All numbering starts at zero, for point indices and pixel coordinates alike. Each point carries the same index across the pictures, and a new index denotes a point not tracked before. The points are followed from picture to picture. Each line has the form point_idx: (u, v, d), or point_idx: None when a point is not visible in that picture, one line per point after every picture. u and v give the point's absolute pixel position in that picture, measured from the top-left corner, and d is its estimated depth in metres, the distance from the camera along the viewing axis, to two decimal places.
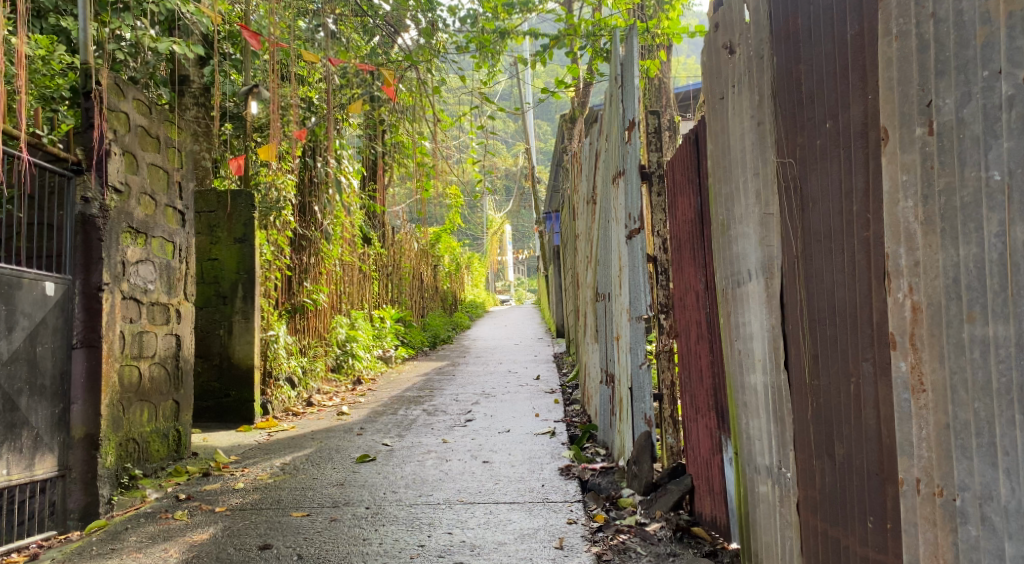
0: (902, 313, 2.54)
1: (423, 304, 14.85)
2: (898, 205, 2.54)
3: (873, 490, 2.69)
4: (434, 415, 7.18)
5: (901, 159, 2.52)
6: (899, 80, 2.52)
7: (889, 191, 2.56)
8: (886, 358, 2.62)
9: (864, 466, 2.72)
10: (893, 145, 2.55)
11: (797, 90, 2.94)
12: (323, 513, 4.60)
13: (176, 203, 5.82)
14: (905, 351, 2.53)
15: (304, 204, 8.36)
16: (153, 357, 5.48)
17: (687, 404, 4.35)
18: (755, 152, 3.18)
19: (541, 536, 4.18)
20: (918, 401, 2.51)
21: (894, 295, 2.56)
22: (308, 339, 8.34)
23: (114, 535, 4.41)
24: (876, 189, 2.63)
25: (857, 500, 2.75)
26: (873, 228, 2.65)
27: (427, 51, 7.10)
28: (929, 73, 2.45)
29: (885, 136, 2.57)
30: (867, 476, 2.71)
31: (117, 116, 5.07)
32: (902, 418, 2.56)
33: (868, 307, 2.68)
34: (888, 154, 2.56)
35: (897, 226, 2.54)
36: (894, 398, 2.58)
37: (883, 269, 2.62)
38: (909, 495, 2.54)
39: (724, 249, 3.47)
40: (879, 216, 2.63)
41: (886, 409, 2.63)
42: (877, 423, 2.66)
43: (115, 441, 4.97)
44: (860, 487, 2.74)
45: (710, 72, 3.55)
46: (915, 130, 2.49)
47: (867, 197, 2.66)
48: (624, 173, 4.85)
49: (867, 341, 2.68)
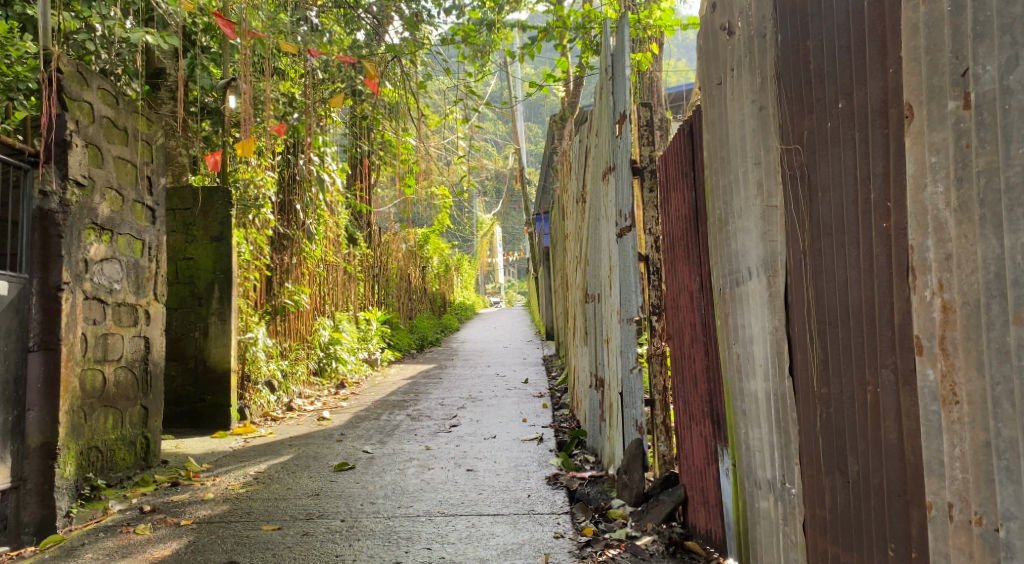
0: (931, 314, 2.29)
1: (411, 305, 14.59)
2: (926, 190, 2.29)
3: (894, 512, 2.44)
4: (418, 421, 6.92)
5: (929, 139, 2.28)
6: (927, 48, 2.27)
7: (914, 175, 2.32)
8: (909, 364, 2.37)
9: (883, 484, 2.47)
10: (919, 123, 2.30)
11: (804, 70, 2.69)
12: (295, 527, 4.33)
13: (146, 198, 5.54)
14: (934, 357, 2.29)
15: (284, 202, 8.07)
16: (119, 361, 5.21)
17: (681, 410, 4.10)
18: (756, 139, 2.93)
19: (525, 552, 3.91)
20: (950, 415, 2.26)
21: (920, 293, 2.31)
22: (289, 341, 8.06)
23: (69, 552, 4.14)
24: (897, 174, 2.38)
25: (874, 522, 2.50)
26: (894, 218, 2.39)
27: (414, 44, 6.74)
28: (966, 37, 2.20)
29: (910, 114, 2.32)
30: (887, 496, 2.45)
31: (79, 107, 4.77)
32: (930, 434, 2.31)
33: (888, 307, 2.42)
34: (912, 133, 2.32)
35: (925, 215, 2.30)
36: (920, 410, 2.33)
37: (906, 264, 2.36)
38: (939, 522, 2.29)
39: (721, 246, 3.22)
40: (901, 204, 2.37)
41: (910, 421, 2.37)
42: (899, 437, 2.41)
43: (76, 450, 4.70)
44: (877, 507, 2.49)
45: (705, 56, 3.30)
46: (946, 104, 2.24)
47: (887, 183, 2.41)
48: (614, 167, 4.60)
49: (887, 345, 2.43)
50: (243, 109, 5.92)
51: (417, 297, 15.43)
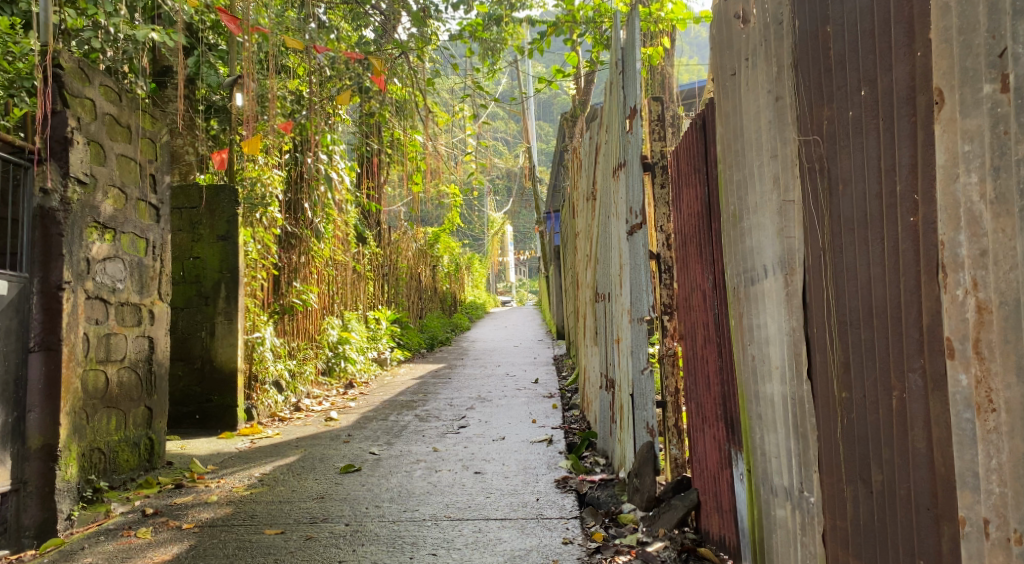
0: (964, 314, 2.18)
1: (421, 304, 14.46)
2: (958, 181, 2.18)
3: (923, 527, 2.32)
4: (426, 421, 6.82)
5: (962, 126, 2.17)
6: (961, 28, 2.17)
7: (945, 164, 2.21)
8: (939, 367, 2.26)
9: (910, 496, 2.36)
10: (950, 109, 2.19)
11: (824, 56, 2.58)
12: (298, 531, 4.24)
13: (150, 196, 5.45)
14: (968, 362, 2.18)
15: (292, 201, 7.97)
16: (122, 362, 5.13)
17: (693, 412, 3.99)
18: (772, 132, 2.82)
19: (533, 558, 3.81)
20: (985, 424, 2.15)
21: (952, 291, 2.20)
22: (298, 340, 7.96)
23: (69, 556, 4.06)
24: (926, 165, 2.26)
25: (901, 535, 2.39)
26: (922, 212, 2.28)
27: (422, 40, 6.61)
28: (1004, 15, 2.09)
29: (940, 100, 2.22)
30: (916, 508, 2.34)
31: (82, 103, 4.68)
32: (963, 444, 2.20)
33: (915, 307, 2.31)
34: (943, 120, 2.21)
35: (957, 209, 2.19)
36: (952, 418, 2.22)
37: (935, 261, 2.25)
38: (973, 539, 2.18)
39: (735, 243, 3.11)
40: (930, 197, 2.26)
41: (940, 430, 2.26)
42: (928, 447, 2.30)
43: (78, 452, 4.61)
44: (904, 520, 2.38)
45: (718, 46, 3.19)
46: (982, 88, 2.13)
47: (915, 174, 2.29)
48: (626, 164, 4.48)
49: (915, 348, 2.32)
50: (245, 107, 5.70)
51: (428, 296, 15.32)
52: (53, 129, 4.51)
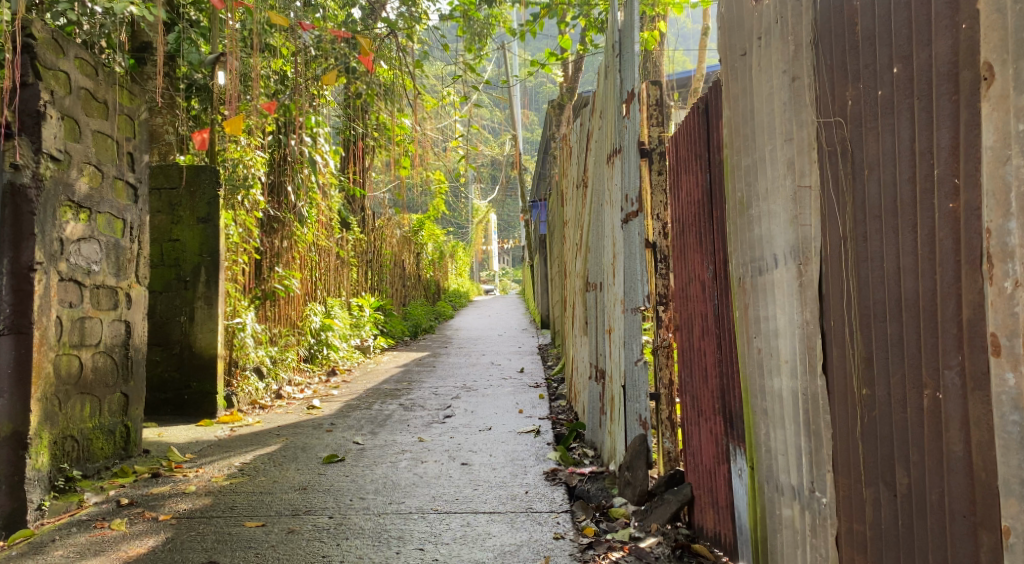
0: (1013, 307, 2.06)
1: (404, 292, 14.25)
2: (1009, 163, 2.06)
3: (959, 535, 2.19)
4: (411, 410, 6.66)
5: (1016, 105, 2.05)
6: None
7: (994, 145, 2.09)
8: (980, 365, 2.13)
9: (942, 500, 2.22)
10: (1001, 85, 2.07)
11: (850, 33, 2.44)
12: (279, 524, 4.08)
13: (128, 174, 5.26)
14: (1016, 360, 2.05)
15: (275, 183, 7.75)
16: (97, 346, 4.94)
17: (688, 405, 3.86)
18: (787, 114, 2.68)
19: (523, 554, 3.67)
20: None
21: (998, 284, 2.08)
22: (279, 327, 7.78)
23: (38, 548, 3.89)
24: (970, 147, 2.14)
25: (930, 542, 2.26)
26: (963, 197, 2.15)
27: (410, 20, 6.42)
28: None
29: (989, 76, 2.09)
30: (949, 514, 2.21)
31: (55, 76, 4.48)
32: (1008, 448, 2.07)
33: (953, 300, 2.18)
34: (993, 97, 2.09)
35: (1006, 194, 2.06)
36: (995, 420, 2.10)
37: (978, 250, 2.13)
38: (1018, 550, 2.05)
39: (741, 231, 2.97)
40: (975, 181, 2.13)
41: (980, 433, 2.13)
42: (965, 449, 2.17)
43: (49, 439, 4.42)
44: (935, 525, 2.25)
45: (726, 26, 3.03)
46: None
47: (956, 157, 2.16)
48: (622, 148, 4.33)
49: (952, 343, 2.19)
50: (227, 84, 5.49)
51: (411, 284, 15.11)
52: (24, 101, 4.30)
